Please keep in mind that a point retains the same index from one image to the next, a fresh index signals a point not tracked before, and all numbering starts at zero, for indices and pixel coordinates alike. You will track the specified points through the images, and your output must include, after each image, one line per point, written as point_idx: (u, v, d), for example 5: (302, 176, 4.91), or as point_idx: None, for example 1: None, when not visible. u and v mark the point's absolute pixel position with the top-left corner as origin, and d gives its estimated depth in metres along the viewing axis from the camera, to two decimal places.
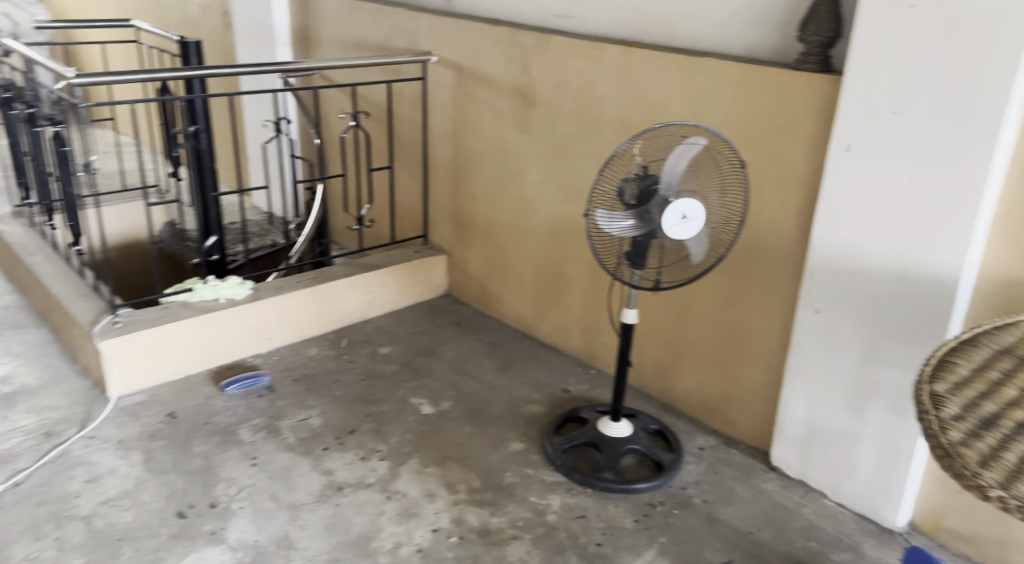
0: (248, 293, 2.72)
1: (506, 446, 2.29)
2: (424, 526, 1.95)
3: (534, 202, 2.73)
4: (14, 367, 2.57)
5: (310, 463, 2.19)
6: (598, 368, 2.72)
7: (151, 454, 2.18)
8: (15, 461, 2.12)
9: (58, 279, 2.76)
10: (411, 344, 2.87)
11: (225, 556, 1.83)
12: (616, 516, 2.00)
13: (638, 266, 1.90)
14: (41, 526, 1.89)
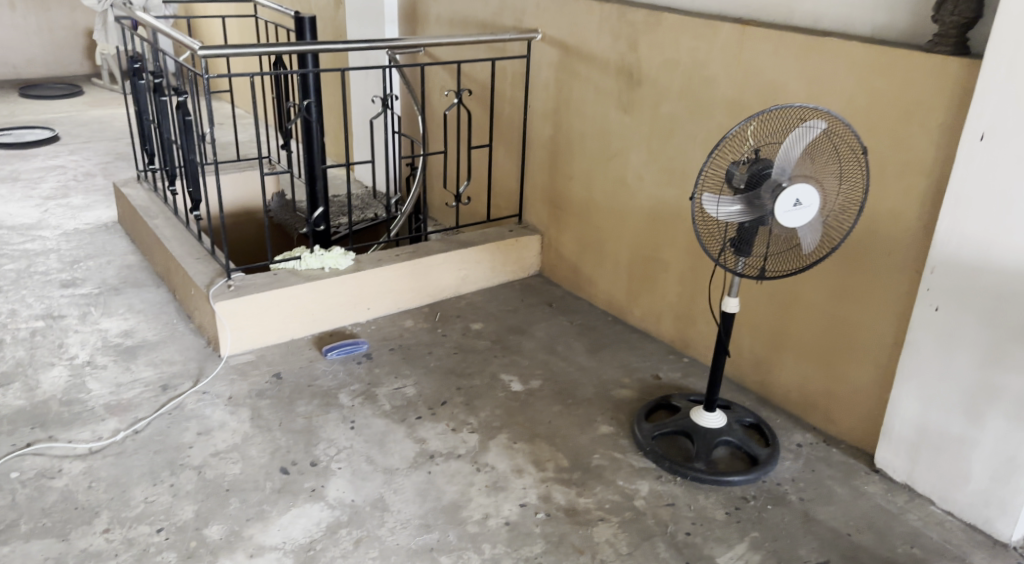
0: (350, 264, 2.81)
1: (595, 428, 2.28)
2: (513, 500, 1.98)
3: (635, 184, 2.69)
4: (137, 323, 2.76)
5: (404, 430, 2.25)
6: (691, 356, 2.67)
7: (258, 412, 2.30)
8: (137, 410, 2.27)
9: (177, 242, 2.93)
10: (503, 322, 2.90)
11: (324, 513, 1.92)
12: (706, 506, 1.97)
13: (744, 253, 1.85)
14: (159, 471, 2.03)
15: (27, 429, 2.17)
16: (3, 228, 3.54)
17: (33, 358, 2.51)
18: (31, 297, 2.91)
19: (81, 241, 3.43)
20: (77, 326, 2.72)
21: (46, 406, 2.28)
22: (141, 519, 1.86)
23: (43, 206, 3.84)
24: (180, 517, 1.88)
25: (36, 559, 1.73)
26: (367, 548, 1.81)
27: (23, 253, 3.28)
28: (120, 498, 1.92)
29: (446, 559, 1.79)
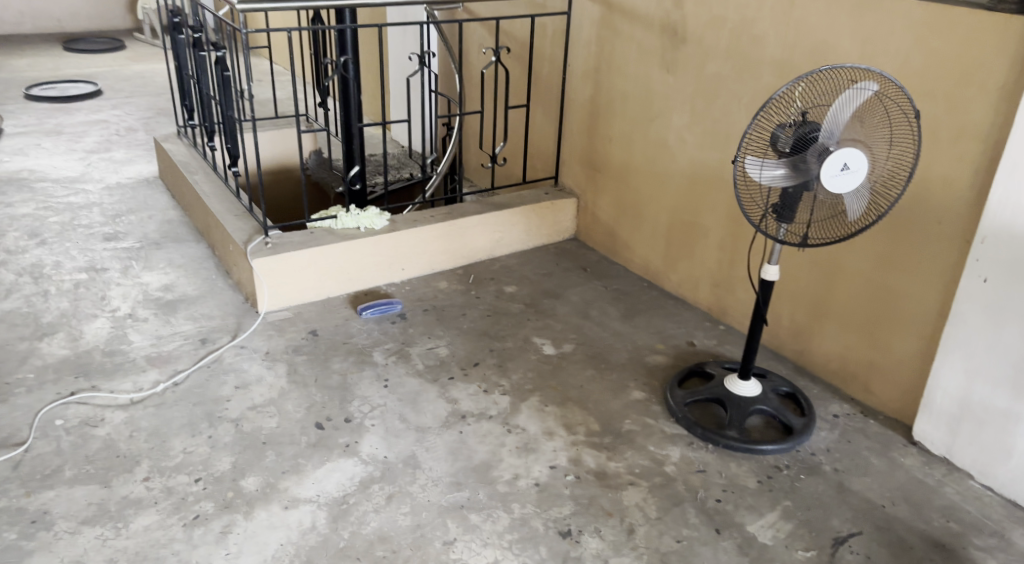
0: (386, 225, 2.81)
1: (627, 393, 2.28)
2: (543, 462, 1.99)
3: (675, 146, 2.64)
4: (177, 277, 2.81)
5: (437, 390, 2.27)
6: (727, 324, 2.63)
7: (294, 368, 2.34)
8: (177, 363, 2.32)
9: (216, 198, 2.96)
10: (537, 285, 2.89)
11: (357, 468, 1.95)
12: (738, 474, 1.95)
13: (786, 219, 1.82)
14: (197, 423, 2.07)
15: (71, 378, 2.23)
16: (48, 181, 3.61)
17: (77, 309, 2.58)
18: (75, 250, 2.97)
19: (123, 196, 3.49)
20: (119, 279, 2.77)
21: (89, 356, 2.34)
22: (180, 469, 1.91)
23: (86, 160, 3.90)
24: (218, 468, 1.92)
25: (80, 504, 1.79)
26: (398, 504, 1.84)
27: (68, 206, 3.34)
28: (161, 448, 1.98)
29: (476, 517, 1.81)
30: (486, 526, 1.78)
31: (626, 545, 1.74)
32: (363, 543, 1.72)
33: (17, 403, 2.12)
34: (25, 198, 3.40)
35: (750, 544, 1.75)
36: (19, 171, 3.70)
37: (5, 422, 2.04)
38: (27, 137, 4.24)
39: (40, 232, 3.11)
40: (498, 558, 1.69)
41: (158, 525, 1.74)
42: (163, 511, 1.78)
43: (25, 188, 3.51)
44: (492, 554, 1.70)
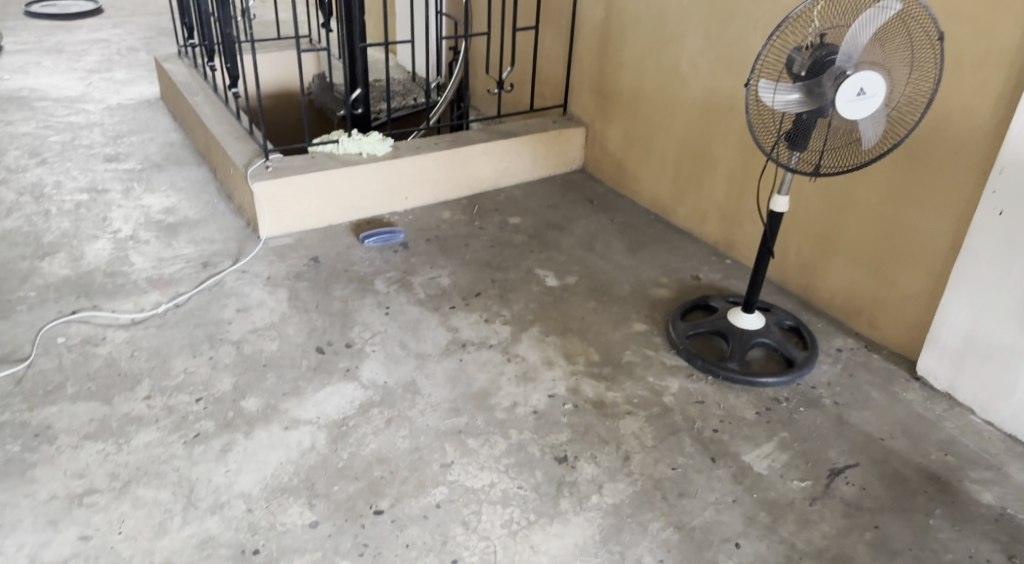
0: (388, 151, 2.76)
1: (629, 325, 2.26)
2: (542, 390, 1.99)
3: (688, 73, 2.56)
4: (179, 200, 2.78)
5: (438, 319, 2.26)
6: (733, 259, 2.60)
7: (296, 293, 2.33)
8: (178, 285, 2.32)
9: (217, 120, 2.91)
10: (542, 217, 2.85)
11: (357, 391, 1.96)
12: (737, 406, 1.95)
13: (799, 147, 1.78)
14: (198, 345, 2.08)
15: (73, 297, 2.23)
16: (49, 100, 3.55)
17: (78, 230, 2.56)
18: (76, 170, 2.94)
19: (124, 117, 3.43)
20: (120, 201, 2.75)
21: (90, 276, 2.33)
22: (181, 388, 1.92)
23: (87, 79, 3.83)
24: (219, 388, 1.93)
25: (82, 419, 1.81)
26: (397, 427, 1.85)
27: (68, 126, 3.30)
28: (162, 368, 1.99)
29: (473, 441, 1.82)
30: (483, 450, 1.79)
31: (622, 471, 1.75)
32: (361, 464, 1.74)
33: (19, 320, 2.12)
34: (25, 117, 3.35)
35: (745, 473, 1.76)
36: (18, 89, 3.64)
37: (7, 339, 2.05)
38: (26, 54, 4.15)
39: (40, 151, 3.07)
40: (494, 482, 1.71)
41: (159, 442, 1.76)
42: (164, 429, 1.80)
43: (25, 106, 3.46)
44: (489, 477, 1.72)
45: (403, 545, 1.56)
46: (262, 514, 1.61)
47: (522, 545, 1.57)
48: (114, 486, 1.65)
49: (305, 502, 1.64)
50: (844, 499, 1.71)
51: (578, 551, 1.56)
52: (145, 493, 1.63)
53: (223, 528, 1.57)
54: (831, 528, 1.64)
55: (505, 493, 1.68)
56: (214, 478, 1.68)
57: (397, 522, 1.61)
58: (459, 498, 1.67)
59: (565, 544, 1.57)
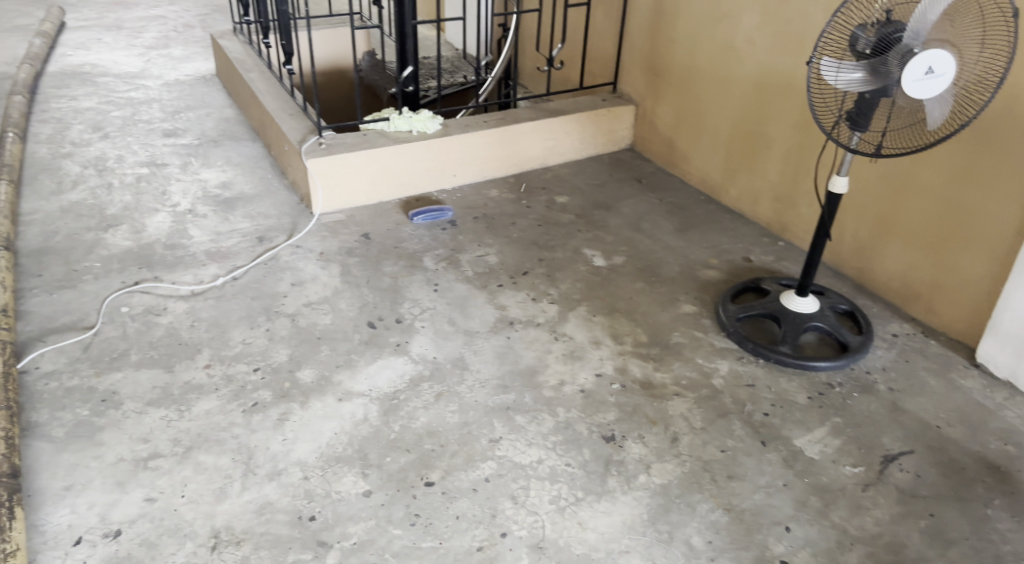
0: (439, 128, 2.77)
1: (678, 307, 2.25)
2: (589, 369, 2.00)
3: (743, 50, 2.51)
4: (234, 175, 2.84)
5: (485, 296, 2.28)
6: (786, 241, 2.56)
7: (347, 268, 2.37)
8: (236, 258, 2.38)
9: (272, 97, 2.95)
10: (590, 196, 2.84)
11: (407, 366, 1.99)
12: (788, 390, 1.94)
13: (860, 127, 1.74)
14: (255, 317, 2.13)
15: (135, 269, 2.31)
16: (109, 76, 3.64)
17: (139, 203, 2.64)
18: (137, 144, 3.02)
19: (181, 92, 3.51)
20: (179, 175, 2.82)
21: (152, 249, 2.40)
22: (239, 358, 1.98)
23: (145, 55, 3.92)
24: (275, 359, 1.99)
25: (146, 386, 1.88)
26: (446, 402, 1.88)
27: (129, 102, 3.38)
28: (221, 338, 2.05)
29: (522, 418, 1.84)
30: (531, 427, 1.81)
31: (670, 452, 1.75)
32: (412, 437, 1.78)
33: (85, 289, 2.20)
34: (88, 92, 3.45)
35: (796, 457, 1.75)
36: (81, 65, 3.74)
37: (74, 307, 2.13)
38: (87, 30, 4.26)
39: (102, 126, 3.16)
40: (542, 458, 1.73)
41: (219, 410, 1.82)
42: (224, 397, 1.86)
43: (88, 82, 3.56)
44: (537, 454, 1.74)
45: (453, 516, 1.59)
46: (317, 482, 1.65)
47: (570, 521, 1.59)
48: (176, 451, 1.71)
49: (358, 472, 1.68)
50: (898, 487, 1.68)
51: (626, 529, 1.57)
52: (206, 459, 1.69)
53: (280, 494, 1.62)
54: (884, 515, 1.62)
55: (553, 470, 1.70)
56: (271, 447, 1.73)
57: (447, 494, 1.64)
58: (508, 473, 1.69)
59: (613, 522, 1.59)
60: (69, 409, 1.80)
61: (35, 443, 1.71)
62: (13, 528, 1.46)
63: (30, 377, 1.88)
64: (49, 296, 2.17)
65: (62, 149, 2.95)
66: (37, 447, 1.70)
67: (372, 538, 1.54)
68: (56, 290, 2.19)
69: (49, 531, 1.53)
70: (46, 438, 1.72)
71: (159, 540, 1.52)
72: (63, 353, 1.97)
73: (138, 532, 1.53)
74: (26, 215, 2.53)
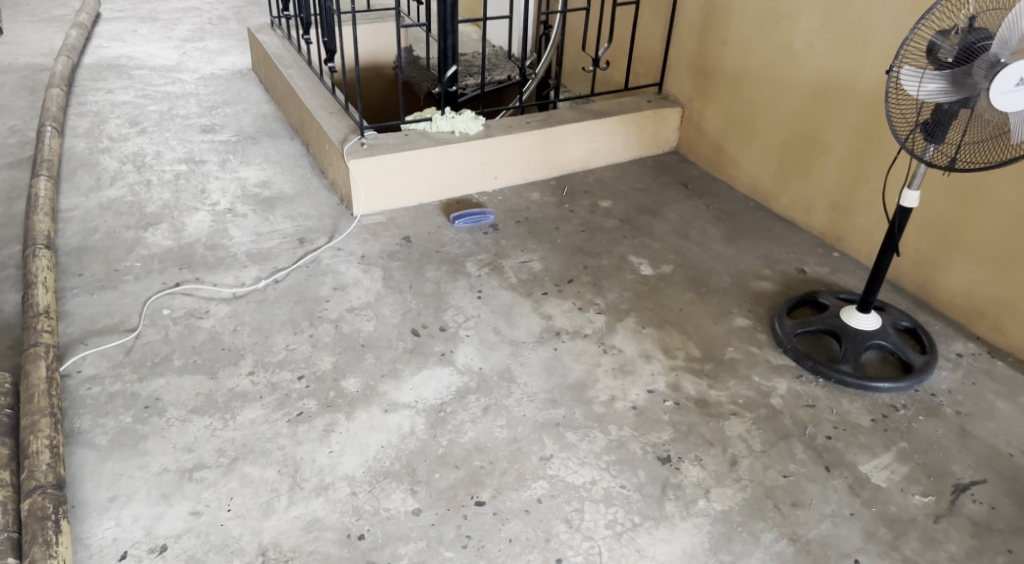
0: (481, 129, 2.70)
1: (731, 320, 2.18)
2: (640, 386, 1.94)
3: (801, 52, 2.43)
4: (274, 174, 2.80)
5: (531, 305, 2.22)
6: (841, 251, 2.48)
7: (389, 273, 2.32)
8: (276, 261, 2.34)
9: (312, 94, 2.91)
10: (635, 200, 2.76)
11: (453, 377, 1.94)
12: (851, 412, 1.87)
13: (936, 140, 1.68)
14: (298, 322, 2.09)
15: (176, 269, 2.27)
16: (146, 69, 3.61)
17: (179, 201, 2.61)
18: (174, 140, 2.99)
19: (218, 87, 3.47)
20: (218, 173, 2.79)
21: (192, 248, 2.37)
22: (283, 365, 1.94)
23: (181, 48, 3.88)
24: (319, 367, 1.94)
25: (189, 393, 1.84)
26: (494, 416, 1.82)
27: (165, 96, 3.36)
28: (264, 344, 2.00)
29: (572, 435, 1.78)
30: (583, 445, 1.75)
31: (730, 476, 1.68)
32: (460, 452, 1.72)
33: (126, 290, 2.17)
34: (124, 85, 3.43)
35: (862, 484, 1.68)
36: (117, 57, 3.71)
37: (116, 308, 2.10)
38: (123, 22, 4.23)
39: (140, 120, 3.13)
40: (596, 479, 1.67)
41: (264, 419, 1.78)
42: (268, 406, 1.82)
43: (124, 75, 3.53)
44: (590, 474, 1.68)
45: (506, 540, 1.54)
46: (365, 498, 1.61)
47: (628, 548, 1.53)
48: (222, 462, 1.67)
49: (407, 489, 1.63)
50: (972, 519, 1.61)
51: (687, 558, 1.51)
52: (252, 471, 1.65)
53: (328, 510, 1.58)
54: (958, 549, 1.55)
55: (608, 492, 1.64)
56: (318, 459, 1.68)
57: (498, 515, 1.58)
58: (560, 494, 1.63)
59: (673, 550, 1.53)
60: (112, 415, 1.77)
61: (79, 451, 1.67)
62: (59, 543, 1.43)
63: (73, 381, 1.85)
64: (91, 297, 2.14)
65: (100, 144, 2.92)
66: (81, 456, 1.66)
67: (423, 559, 1.49)
68: (97, 291, 2.16)
69: (94, 545, 1.49)
70: (90, 446, 1.69)
71: (205, 556, 1.48)
72: (105, 357, 1.93)
73: (183, 548, 1.49)
74: (66, 211, 2.50)
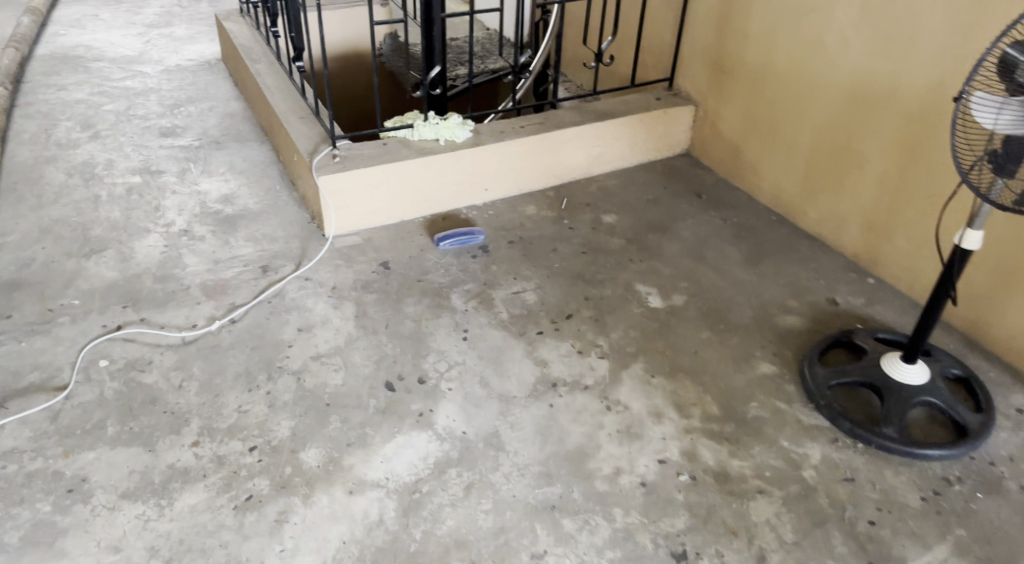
0: (469, 136, 2.39)
1: (753, 366, 1.89)
2: (650, 454, 1.66)
3: (833, 49, 2.12)
4: (238, 186, 2.50)
5: (523, 348, 1.94)
6: (877, 277, 2.18)
7: (363, 308, 2.04)
8: (234, 295, 2.06)
9: (281, 95, 2.60)
10: (643, 214, 2.45)
11: (431, 445, 1.67)
12: (896, 488, 1.60)
13: (1006, 173, 1.37)
14: (255, 376, 1.81)
15: (118, 308, 1.99)
16: (104, 60, 3.29)
17: (129, 221, 2.32)
18: (129, 146, 2.69)
19: (182, 81, 3.16)
20: (176, 186, 2.49)
21: (139, 281, 2.09)
22: (232, 433, 1.67)
23: (145, 35, 3.56)
24: (276, 435, 1.67)
25: (121, 471, 1.57)
26: (478, 497, 1.56)
27: (124, 92, 3.04)
28: (213, 405, 1.73)
29: (570, 523, 1.51)
30: (582, 537, 1.49)
31: None
32: (437, 549, 1.46)
33: (60, 336, 1.90)
34: (79, 80, 3.11)
35: None
36: (74, 47, 3.39)
37: (46, 359, 1.83)
38: (84, 5, 3.90)
39: (93, 122, 2.82)
40: None
41: (206, 506, 1.51)
42: (211, 488, 1.55)
43: (80, 68, 3.21)
44: None
45: None
46: None
47: None
48: None
49: None
50: None
51: None
52: None
53: None
54: None
55: None
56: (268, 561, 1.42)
57: None
58: None
59: None
60: (28, 503, 1.50)
61: None
62: None
63: None
64: (18, 346, 1.86)
65: (45, 152, 2.62)
66: None
67: None
68: (26, 338, 1.89)
69: None
70: None
71: None
72: (27, 425, 1.66)
73: None
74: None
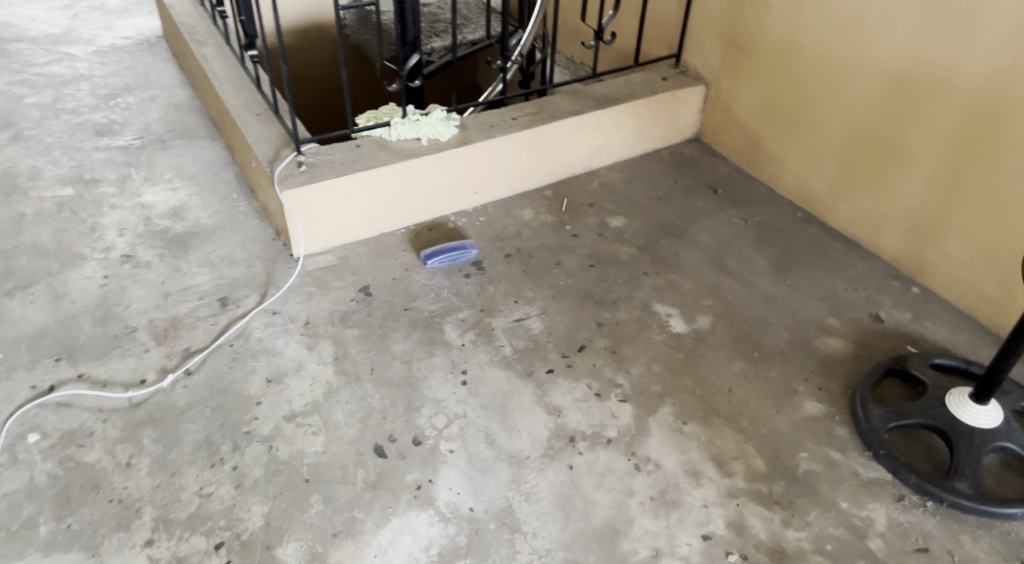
0: (454, 133, 2.07)
1: (797, 405, 1.65)
2: (691, 529, 1.42)
3: (875, 28, 1.83)
4: (188, 196, 2.16)
5: (533, 392, 1.67)
6: (923, 286, 1.94)
7: (342, 348, 1.74)
8: (188, 338, 1.75)
9: (232, 86, 2.24)
10: (654, 216, 2.17)
11: (434, 529, 1.41)
12: (976, 559, 1.38)
13: None
14: (217, 446, 1.52)
15: (50, 362, 1.68)
16: (25, 41, 2.88)
17: (60, 246, 1.98)
18: (58, 149, 2.32)
19: (118, 65, 2.76)
20: (115, 198, 2.14)
21: (74, 325, 1.77)
22: (194, 526, 1.39)
23: (71, 9, 3.13)
24: (247, 526, 1.39)
25: None
26: None
27: (49, 80, 2.65)
28: (169, 488, 1.44)
29: None
30: None
31: None
32: None
33: None
34: None
35: None
36: None
37: None
38: None
39: (14, 119, 2.44)
40: None
41: None
42: None
43: None
44: None
45: None
46: None
47: None
48: None
49: None
50: None
51: None
52: None
53: None
54: None
55: None
56: None
57: None
58: None
59: None
60: None
61: None
62: None
63: None
64: None
65: None
66: None
67: None
68: None
69: None
70: None
71: None
72: None
73: None
74: None
